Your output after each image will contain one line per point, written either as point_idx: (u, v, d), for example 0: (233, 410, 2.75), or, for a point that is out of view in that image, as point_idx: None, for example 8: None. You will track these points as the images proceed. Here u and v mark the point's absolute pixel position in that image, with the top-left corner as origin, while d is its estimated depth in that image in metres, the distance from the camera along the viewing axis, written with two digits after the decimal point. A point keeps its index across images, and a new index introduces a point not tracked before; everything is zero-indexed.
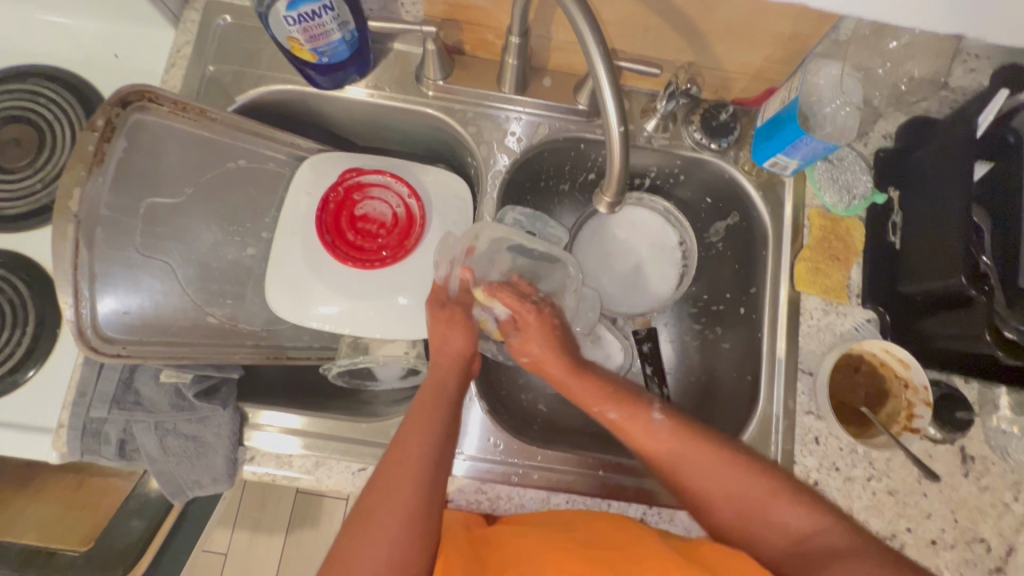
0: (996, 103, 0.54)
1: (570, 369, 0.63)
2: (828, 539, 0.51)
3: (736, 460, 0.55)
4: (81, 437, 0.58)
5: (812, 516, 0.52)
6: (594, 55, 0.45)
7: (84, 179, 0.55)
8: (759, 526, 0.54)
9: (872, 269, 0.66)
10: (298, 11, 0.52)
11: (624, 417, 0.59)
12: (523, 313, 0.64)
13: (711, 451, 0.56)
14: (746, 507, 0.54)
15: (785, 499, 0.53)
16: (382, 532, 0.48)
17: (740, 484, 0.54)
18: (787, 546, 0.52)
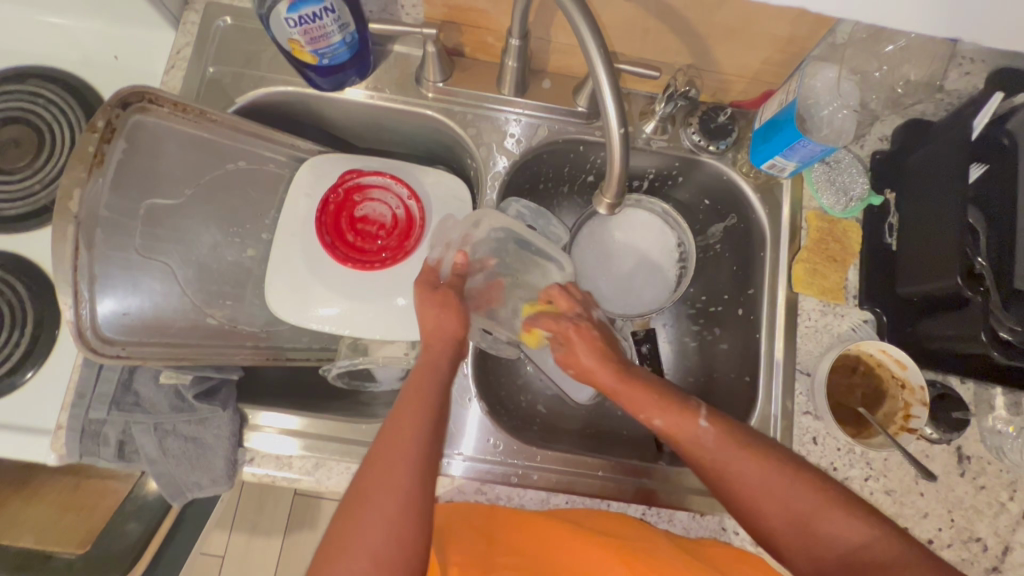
0: (990, 106, 0.55)
1: (616, 377, 0.62)
2: (876, 551, 0.50)
3: (775, 464, 0.54)
4: (80, 439, 0.58)
5: (855, 526, 0.51)
6: (594, 58, 0.46)
7: (84, 181, 0.54)
8: (804, 534, 0.52)
9: (869, 270, 0.66)
10: (299, 13, 0.53)
11: (671, 425, 0.58)
12: (563, 330, 0.64)
13: (752, 456, 0.55)
14: (791, 515, 0.53)
15: (826, 506, 0.52)
16: (377, 515, 0.48)
17: (782, 490, 0.53)
18: (838, 557, 0.51)
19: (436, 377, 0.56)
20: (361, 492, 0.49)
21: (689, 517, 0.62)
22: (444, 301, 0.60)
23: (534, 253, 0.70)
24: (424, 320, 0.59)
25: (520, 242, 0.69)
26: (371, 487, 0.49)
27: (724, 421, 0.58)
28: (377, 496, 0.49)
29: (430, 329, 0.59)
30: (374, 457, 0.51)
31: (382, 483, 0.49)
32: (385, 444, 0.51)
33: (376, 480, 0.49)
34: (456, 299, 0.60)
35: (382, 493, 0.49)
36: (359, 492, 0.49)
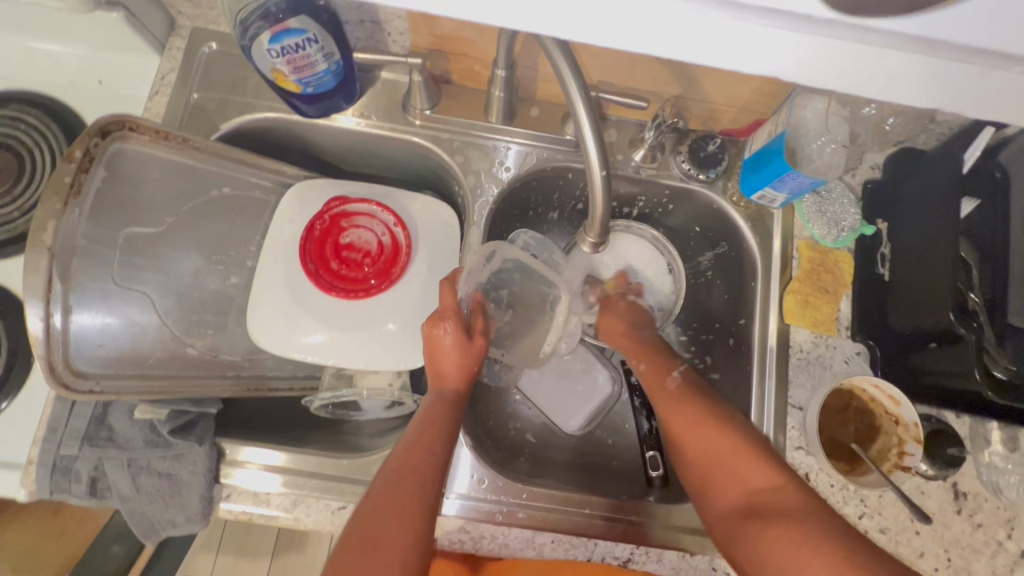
0: (981, 139, 0.55)
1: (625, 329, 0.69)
2: (778, 499, 0.49)
3: (723, 417, 0.57)
4: (51, 474, 0.56)
5: (768, 473, 0.51)
6: (574, 97, 0.46)
7: (59, 213, 0.54)
8: (719, 476, 0.54)
9: (861, 302, 0.65)
10: (281, 44, 0.52)
11: (650, 372, 0.65)
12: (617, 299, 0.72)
13: (700, 410, 0.58)
14: (713, 457, 0.55)
15: (755, 457, 0.53)
16: (400, 525, 0.48)
17: (715, 439, 0.55)
18: (743, 501, 0.52)
19: (455, 400, 0.59)
20: (384, 502, 0.49)
21: (679, 557, 0.61)
22: (460, 339, 0.60)
23: (538, 281, 0.70)
24: (440, 360, 0.60)
25: (526, 273, 0.69)
26: (402, 492, 0.50)
27: (697, 385, 0.62)
28: (405, 504, 0.49)
29: (443, 366, 0.60)
30: (386, 474, 0.52)
31: (407, 484, 0.50)
32: (410, 450, 0.53)
33: (399, 482, 0.50)
34: (479, 353, 0.62)
35: (411, 496, 0.50)
36: (386, 497, 0.49)
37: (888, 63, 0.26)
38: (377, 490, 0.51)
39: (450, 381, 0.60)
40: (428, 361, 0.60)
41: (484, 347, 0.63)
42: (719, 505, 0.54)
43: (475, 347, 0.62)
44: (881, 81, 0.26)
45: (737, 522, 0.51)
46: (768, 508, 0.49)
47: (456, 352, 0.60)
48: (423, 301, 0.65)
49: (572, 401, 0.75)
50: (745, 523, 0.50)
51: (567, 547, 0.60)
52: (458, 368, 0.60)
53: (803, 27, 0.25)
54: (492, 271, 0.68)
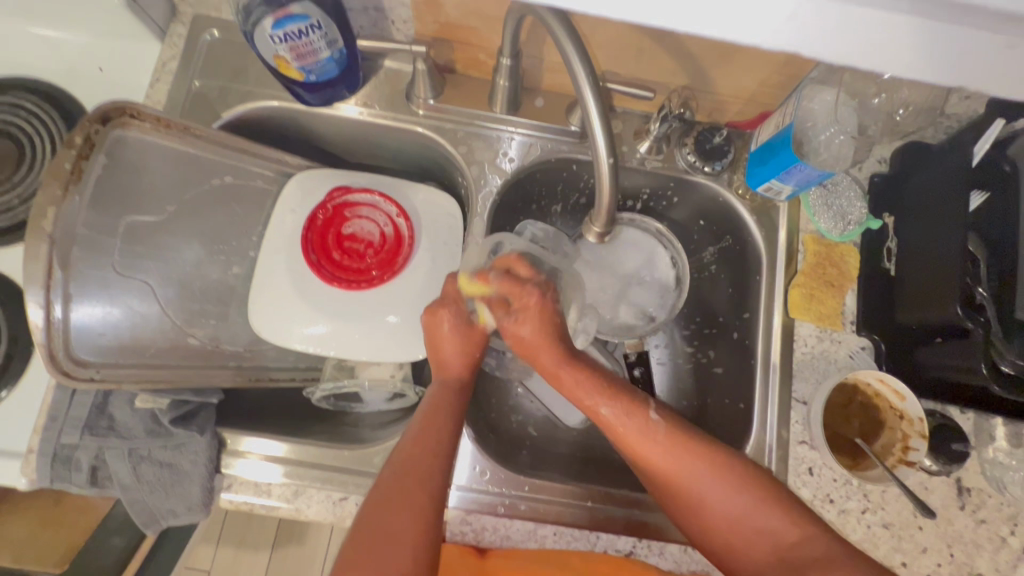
0: (992, 132, 0.53)
1: (560, 356, 0.55)
2: (812, 552, 0.49)
3: (733, 471, 0.53)
4: (52, 463, 0.56)
5: (793, 525, 0.50)
6: (582, 83, 0.45)
7: (60, 199, 0.53)
8: (743, 535, 0.52)
9: (866, 296, 0.65)
10: (284, 30, 0.51)
11: (619, 415, 0.55)
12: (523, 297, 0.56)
13: (709, 463, 0.53)
14: (736, 517, 0.52)
15: (776, 508, 0.51)
16: (408, 509, 0.48)
17: (734, 499, 0.52)
18: (773, 554, 0.51)
19: (460, 387, 0.59)
20: (391, 494, 0.49)
21: (680, 551, 0.60)
22: (460, 326, 0.59)
23: None
24: (441, 347, 0.59)
25: None
26: (410, 485, 0.49)
27: (677, 418, 0.56)
28: (411, 494, 0.49)
29: (442, 357, 0.60)
30: (393, 463, 0.51)
31: (413, 477, 0.50)
32: (412, 446, 0.52)
33: (406, 475, 0.50)
34: (479, 338, 0.61)
35: (419, 490, 0.49)
36: (393, 491, 0.49)
37: (900, 36, 0.25)
38: (384, 482, 0.50)
39: (453, 370, 0.59)
40: (430, 352, 0.60)
41: (488, 332, 0.63)
42: (745, 557, 0.52)
43: (478, 333, 0.61)
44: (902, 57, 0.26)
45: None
46: (807, 561, 0.48)
47: (458, 338, 0.60)
48: (425, 293, 0.64)
49: None
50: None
51: (569, 539, 0.60)
52: (461, 355, 0.60)
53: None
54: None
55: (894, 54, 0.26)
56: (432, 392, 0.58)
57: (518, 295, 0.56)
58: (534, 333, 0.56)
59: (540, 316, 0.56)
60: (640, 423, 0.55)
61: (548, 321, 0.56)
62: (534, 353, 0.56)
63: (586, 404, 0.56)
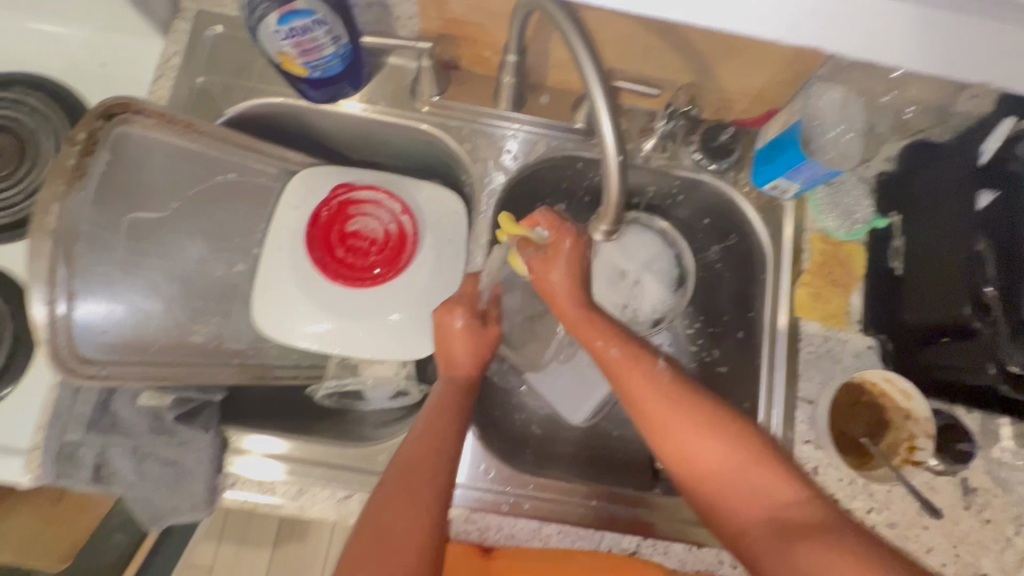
0: (999, 132, 0.54)
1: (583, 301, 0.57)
2: (808, 514, 0.46)
3: (732, 428, 0.50)
4: (56, 460, 0.57)
5: (789, 487, 0.48)
6: (591, 81, 0.45)
7: (64, 195, 0.52)
8: (735, 492, 0.49)
9: (872, 295, 0.64)
10: (290, 26, 0.51)
11: (628, 356, 0.54)
12: (561, 235, 0.57)
13: (705, 420, 0.50)
14: (730, 474, 0.49)
15: (772, 469, 0.49)
16: (413, 506, 0.48)
17: (730, 456, 0.50)
18: (768, 517, 0.48)
19: (468, 385, 0.59)
20: (395, 496, 0.48)
21: (685, 550, 0.60)
22: (470, 324, 0.59)
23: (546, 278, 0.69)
24: (450, 344, 0.59)
25: None
26: (412, 485, 0.49)
27: (677, 373, 0.54)
28: (416, 492, 0.48)
29: (452, 355, 0.59)
30: (399, 461, 0.51)
31: (416, 476, 0.49)
32: (418, 443, 0.52)
33: (409, 475, 0.49)
34: (490, 338, 0.61)
35: (422, 490, 0.49)
36: (396, 491, 0.49)
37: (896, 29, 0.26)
38: (389, 479, 0.50)
39: (461, 367, 0.59)
40: (440, 353, 0.60)
41: (497, 334, 0.63)
42: (734, 517, 0.49)
43: (488, 333, 0.61)
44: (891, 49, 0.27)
45: (762, 538, 0.47)
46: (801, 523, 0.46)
47: (466, 336, 0.60)
48: (429, 291, 0.64)
49: (577, 391, 0.73)
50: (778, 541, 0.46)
51: (573, 538, 0.60)
52: (470, 355, 0.60)
53: None
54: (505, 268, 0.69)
55: (891, 45, 0.26)
56: (439, 389, 0.58)
57: (555, 231, 0.58)
58: (563, 279, 0.58)
59: (569, 259, 0.57)
60: (646, 371, 0.53)
61: (576, 267, 0.58)
62: (560, 303, 0.58)
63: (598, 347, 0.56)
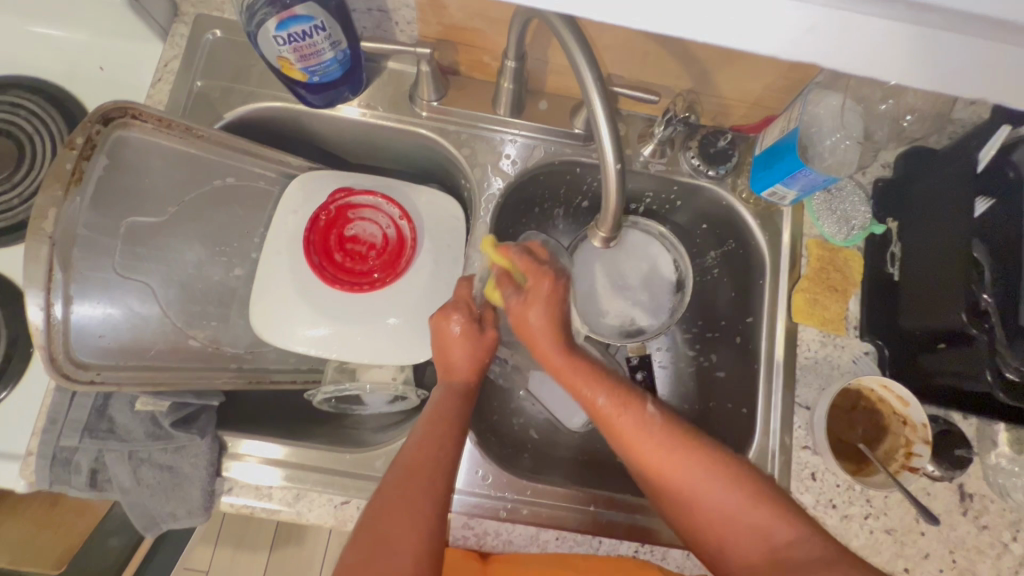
0: (999, 136, 0.52)
1: (563, 348, 0.57)
2: (807, 554, 0.46)
3: (728, 468, 0.51)
4: (51, 466, 0.56)
5: (788, 526, 0.48)
6: (590, 88, 0.45)
7: (61, 200, 0.52)
8: (732, 530, 0.50)
9: (870, 301, 0.65)
10: (288, 31, 0.51)
11: (615, 405, 0.54)
12: (537, 276, 0.56)
13: (698, 461, 0.51)
14: (729, 514, 0.50)
15: (771, 507, 0.49)
16: (412, 514, 0.47)
17: (727, 497, 0.50)
18: (764, 556, 0.48)
19: (466, 393, 0.59)
20: (394, 499, 0.48)
21: (683, 556, 0.60)
22: (468, 330, 0.59)
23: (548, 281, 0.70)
24: (449, 351, 0.59)
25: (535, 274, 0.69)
26: (411, 490, 0.49)
27: (673, 413, 0.55)
28: (414, 501, 0.48)
29: (450, 360, 0.59)
30: (398, 467, 0.51)
31: (415, 481, 0.49)
32: (415, 451, 0.52)
33: (410, 479, 0.49)
34: (487, 344, 0.61)
35: (421, 498, 0.48)
36: (395, 495, 0.48)
37: (905, 48, 0.25)
38: (387, 487, 0.49)
39: (459, 375, 0.59)
40: (438, 358, 0.60)
41: (495, 338, 0.62)
42: (736, 556, 0.50)
43: (485, 338, 0.61)
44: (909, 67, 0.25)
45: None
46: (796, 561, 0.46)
47: (465, 342, 0.59)
48: (428, 296, 0.64)
49: (574, 399, 0.74)
50: None
51: (571, 544, 0.60)
52: (468, 359, 0.60)
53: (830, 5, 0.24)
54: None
55: (900, 64, 0.25)
56: (436, 401, 0.57)
57: (533, 274, 0.56)
58: (543, 321, 0.56)
59: (549, 301, 0.56)
60: (636, 416, 0.53)
61: (556, 310, 0.57)
62: (540, 346, 0.57)
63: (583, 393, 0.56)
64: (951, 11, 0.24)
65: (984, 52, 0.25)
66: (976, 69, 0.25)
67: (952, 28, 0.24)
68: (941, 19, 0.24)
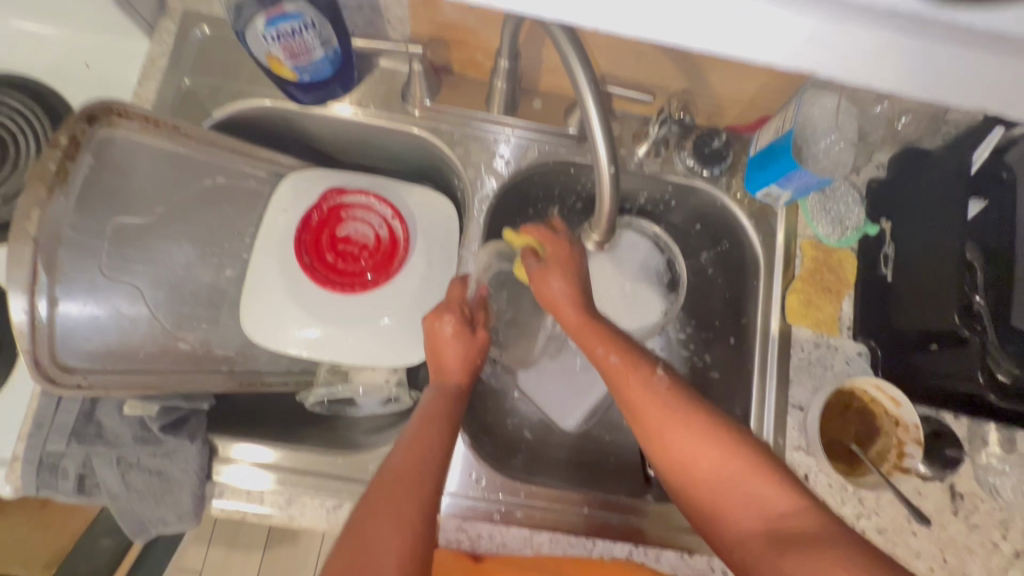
0: (990, 140, 0.54)
1: (580, 313, 0.57)
2: (803, 524, 0.45)
3: (727, 437, 0.50)
4: (37, 471, 0.55)
5: (784, 496, 0.47)
6: (584, 89, 0.44)
7: (45, 202, 0.51)
8: (731, 502, 0.48)
9: (863, 302, 0.65)
10: (277, 29, 0.50)
11: (626, 365, 0.54)
12: (555, 242, 0.60)
13: (699, 431, 0.50)
14: (724, 482, 0.49)
15: (769, 477, 0.48)
16: (397, 516, 0.47)
17: (727, 467, 0.49)
18: (763, 529, 0.46)
19: (457, 394, 0.58)
20: (384, 495, 0.48)
21: (677, 558, 0.60)
22: (461, 331, 0.59)
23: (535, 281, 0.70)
24: (441, 352, 0.59)
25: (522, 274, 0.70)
26: (400, 486, 0.49)
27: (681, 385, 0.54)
28: (401, 500, 0.48)
29: (443, 359, 0.59)
30: (387, 469, 0.51)
31: (407, 477, 0.49)
32: (403, 453, 0.51)
33: (401, 472, 0.50)
34: (479, 343, 0.60)
35: (411, 492, 0.48)
36: (385, 490, 0.48)
37: (916, 64, 0.25)
38: (374, 489, 0.49)
39: (451, 375, 0.59)
40: (430, 356, 0.60)
41: (487, 339, 0.62)
42: (734, 528, 0.48)
43: (478, 340, 0.60)
44: (920, 80, 0.25)
45: (760, 550, 0.46)
46: (796, 535, 0.44)
47: (457, 344, 0.59)
48: (420, 297, 0.64)
49: (569, 399, 0.74)
50: (772, 553, 0.45)
51: (565, 545, 0.60)
52: (460, 361, 0.59)
53: (846, 21, 0.24)
54: (493, 272, 0.67)
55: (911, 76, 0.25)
56: (427, 400, 0.57)
57: (553, 242, 0.60)
58: (564, 288, 0.58)
59: (567, 269, 0.59)
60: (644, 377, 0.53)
61: (576, 279, 0.59)
62: (559, 310, 0.59)
63: (600, 354, 0.56)
64: (960, 25, 0.23)
65: (989, 62, 0.25)
66: (976, 81, 0.25)
67: (955, 41, 0.24)
68: (947, 32, 0.24)
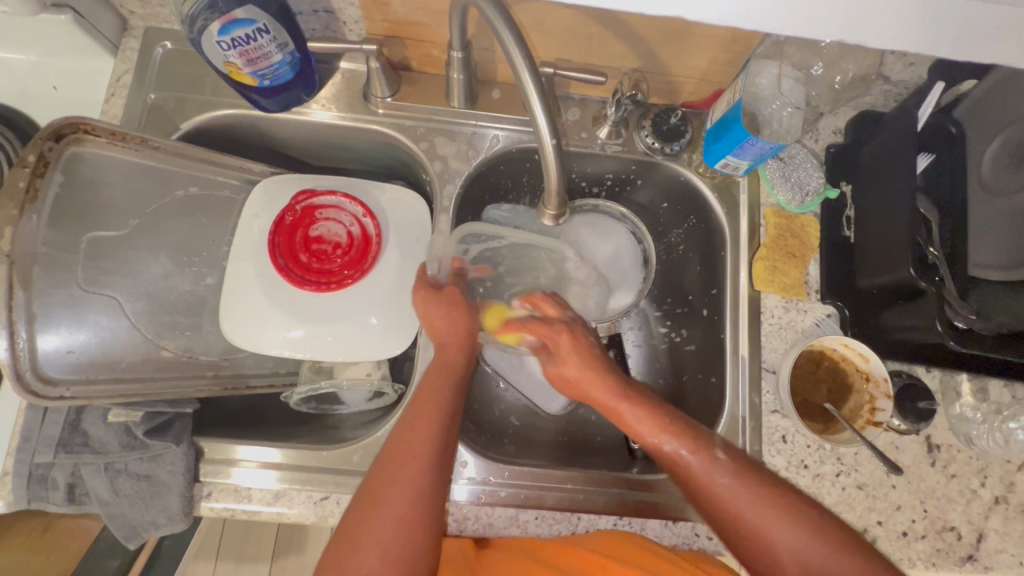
0: (932, 97, 0.56)
1: (616, 392, 0.59)
2: None
3: (800, 509, 0.49)
4: (28, 484, 0.56)
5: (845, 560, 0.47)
6: (522, 72, 0.45)
7: (16, 219, 0.53)
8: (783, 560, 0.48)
9: (828, 264, 0.66)
10: (231, 36, 0.51)
11: (687, 448, 0.54)
12: (552, 337, 0.62)
13: (762, 495, 0.50)
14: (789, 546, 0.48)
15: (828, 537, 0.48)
16: (398, 503, 0.48)
17: (803, 545, 0.48)
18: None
19: (451, 364, 0.59)
20: (383, 475, 0.49)
21: (662, 525, 0.62)
22: (449, 303, 0.61)
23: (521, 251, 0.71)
24: (435, 321, 0.60)
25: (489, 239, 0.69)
26: (395, 471, 0.49)
27: (740, 454, 0.54)
28: (399, 482, 0.49)
29: (439, 328, 0.60)
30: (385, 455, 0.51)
31: (384, 529, 0.47)
32: (403, 430, 0.52)
33: (368, 522, 0.47)
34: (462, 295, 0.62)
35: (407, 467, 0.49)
36: (384, 469, 0.50)
37: None
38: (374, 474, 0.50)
39: (448, 345, 0.60)
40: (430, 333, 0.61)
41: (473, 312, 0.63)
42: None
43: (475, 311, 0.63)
44: None
45: None
46: None
47: (456, 320, 0.61)
48: (394, 290, 0.65)
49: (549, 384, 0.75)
50: None
51: (550, 522, 0.61)
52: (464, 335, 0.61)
53: None
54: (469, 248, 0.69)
55: None
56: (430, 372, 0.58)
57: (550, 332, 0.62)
58: (579, 368, 0.61)
59: (579, 350, 0.61)
60: (705, 458, 0.53)
61: (588, 354, 0.61)
62: (592, 392, 0.60)
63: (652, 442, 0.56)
64: None
65: None
66: None
67: None
68: None
